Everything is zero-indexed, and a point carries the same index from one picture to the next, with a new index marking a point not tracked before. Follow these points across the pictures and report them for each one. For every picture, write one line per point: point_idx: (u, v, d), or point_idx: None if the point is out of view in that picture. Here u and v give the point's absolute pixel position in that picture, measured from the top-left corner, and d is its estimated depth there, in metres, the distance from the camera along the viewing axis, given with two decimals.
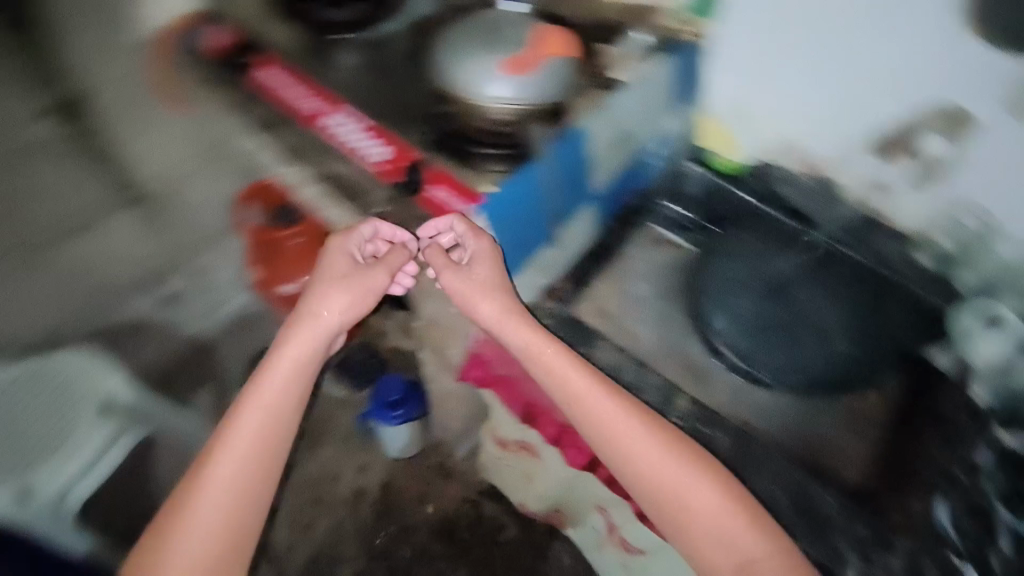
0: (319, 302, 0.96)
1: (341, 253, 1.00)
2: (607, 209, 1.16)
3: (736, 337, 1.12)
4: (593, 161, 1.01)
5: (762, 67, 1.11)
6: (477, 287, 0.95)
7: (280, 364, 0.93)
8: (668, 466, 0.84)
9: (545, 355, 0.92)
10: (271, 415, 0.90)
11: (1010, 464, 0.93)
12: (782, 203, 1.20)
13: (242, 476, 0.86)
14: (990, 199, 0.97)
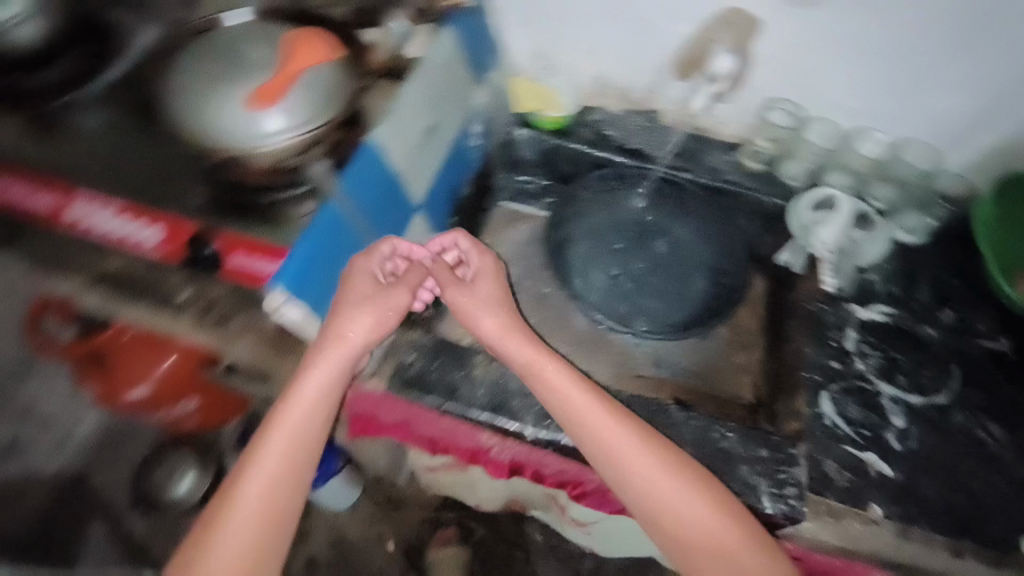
0: (343, 321, 0.79)
1: (365, 273, 0.82)
2: (437, 217, 1.05)
3: (625, 290, 1.10)
4: (406, 172, 0.89)
5: (549, 18, 1.09)
6: (479, 302, 0.89)
7: (313, 377, 0.78)
8: (634, 464, 0.77)
9: (546, 369, 0.83)
10: (297, 438, 0.76)
11: (871, 338, 0.97)
12: (616, 145, 1.19)
13: (264, 503, 0.73)
14: (786, 89, 1.04)
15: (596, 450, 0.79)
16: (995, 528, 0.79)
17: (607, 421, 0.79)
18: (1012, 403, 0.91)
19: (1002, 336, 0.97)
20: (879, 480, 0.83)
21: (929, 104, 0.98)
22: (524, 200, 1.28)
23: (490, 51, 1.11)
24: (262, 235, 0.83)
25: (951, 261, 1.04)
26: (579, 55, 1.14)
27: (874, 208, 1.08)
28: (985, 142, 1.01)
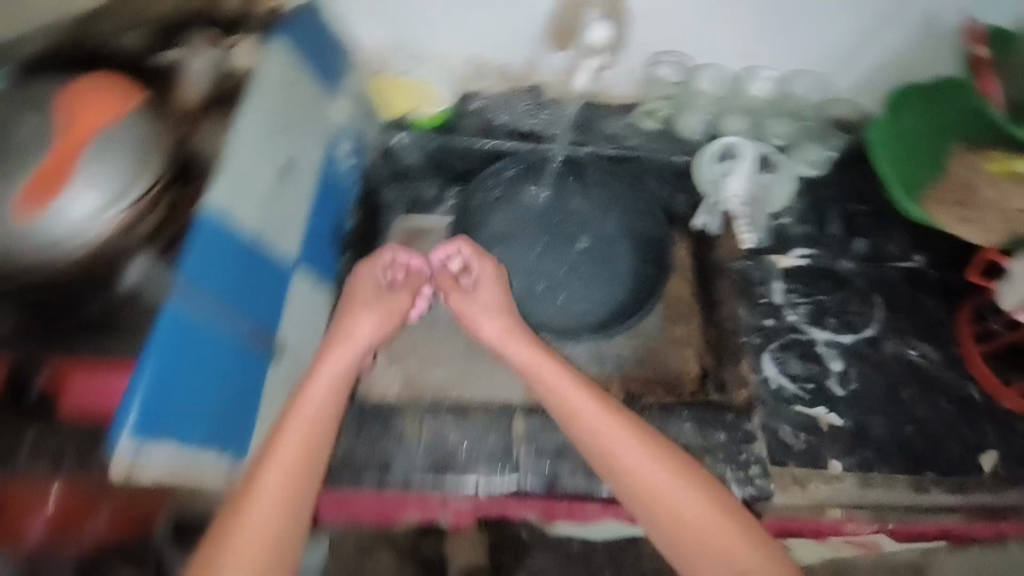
0: (351, 321, 0.81)
1: (366, 280, 0.86)
2: (322, 262, 0.91)
3: (548, 285, 1.04)
4: (267, 230, 0.74)
5: (399, 3, 0.94)
6: (481, 308, 0.85)
7: (324, 371, 0.75)
8: (622, 451, 0.72)
9: (544, 368, 0.79)
10: (319, 417, 0.71)
11: (796, 286, 0.96)
12: (505, 132, 1.08)
13: (289, 477, 0.67)
14: (669, 41, 0.98)
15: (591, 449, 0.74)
16: (948, 451, 0.81)
17: (595, 417, 0.74)
18: (936, 320, 0.93)
19: (913, 253, 0.99)
20: (833, 433, 0.83)
21: (811, 32, 0.96)
22: (420, 211, 1.12)
23: (336, 55, 0.92)
24: (90, 345, 0.65)
25: (854, 187, 1.04)
26: (444, 39, 1.00)
27: (774, 147, 1.05)
28: (868, 61, 1.00)
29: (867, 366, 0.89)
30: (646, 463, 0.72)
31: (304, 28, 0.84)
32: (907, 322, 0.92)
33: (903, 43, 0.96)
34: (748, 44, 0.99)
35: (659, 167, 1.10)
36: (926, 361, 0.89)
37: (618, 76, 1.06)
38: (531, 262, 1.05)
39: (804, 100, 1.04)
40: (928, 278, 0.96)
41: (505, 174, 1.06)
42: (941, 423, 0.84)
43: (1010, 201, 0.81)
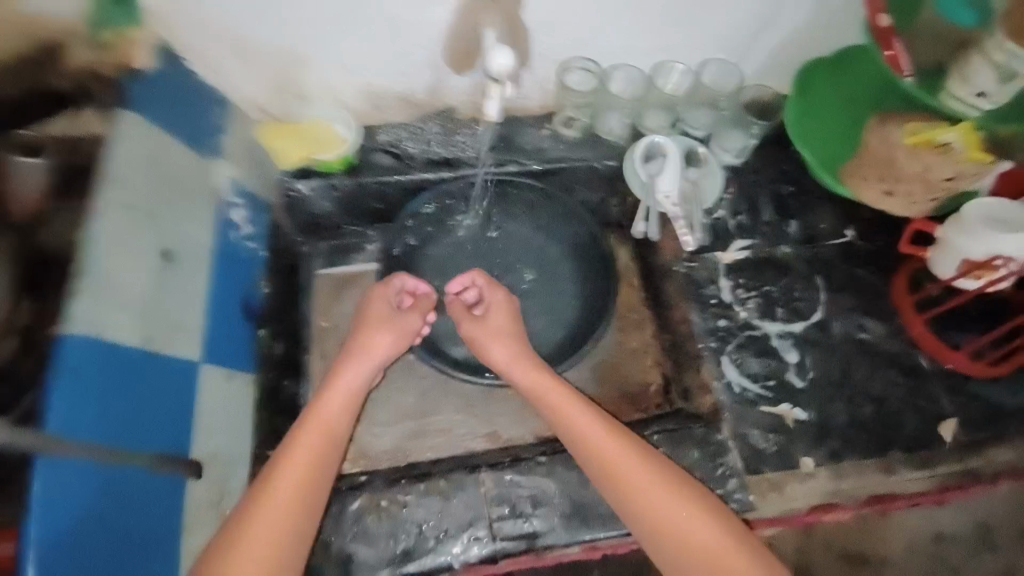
0: (365, 339, 0.80)
1: (378, 301, 0.84)
2: (239, 344, 0.81)
3: None
4: (150, 337, 0.65)
5: (271, 44, 0.85)
6: (494, 333, 0.83)
7: (307, 432, 0.69)
8: (621, 463, 0.69)
9: (549, 394, 0.76)
10: (326, 439, 0.70)
11: (742, 280, 0.94)
12: (419, 162, 1.00)
13: (292, 504, 0.64)
14: (575, 46, 0.93)
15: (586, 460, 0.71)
16: (909, 427, 0.83)
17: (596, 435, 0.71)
18: (876, 293, 0.94)
19: (845, 228, 0.99)
20: (800, 428, 0.82)
21: (714, 22, 0.94)
22: (347, 259, 1.05)
23: (206, 117, 0.82)
24: None
25: (778, 169, 1.04)
26: (333, 73, 0.91)
27: (696, 137, 1.06)
28: (776, 41, 0.98)
29: (820, 352, 0.89)
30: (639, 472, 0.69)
31: (154, 87, 0.76)
32: (850, 300, 0.93)
33: (806, 21, 0.95)
34: (656, 40, 0.95)
35: (588, 175, 1.05)
36: (873, 336, 0.90)
37: (529, 86, 1.00)
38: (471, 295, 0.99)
39: (717, 88, 1.02)
40: (863, 250, 0.97)
41: (431, 208, 1.01)
42: (896, 397, 0.85)
43: (933, 171, 0.83)
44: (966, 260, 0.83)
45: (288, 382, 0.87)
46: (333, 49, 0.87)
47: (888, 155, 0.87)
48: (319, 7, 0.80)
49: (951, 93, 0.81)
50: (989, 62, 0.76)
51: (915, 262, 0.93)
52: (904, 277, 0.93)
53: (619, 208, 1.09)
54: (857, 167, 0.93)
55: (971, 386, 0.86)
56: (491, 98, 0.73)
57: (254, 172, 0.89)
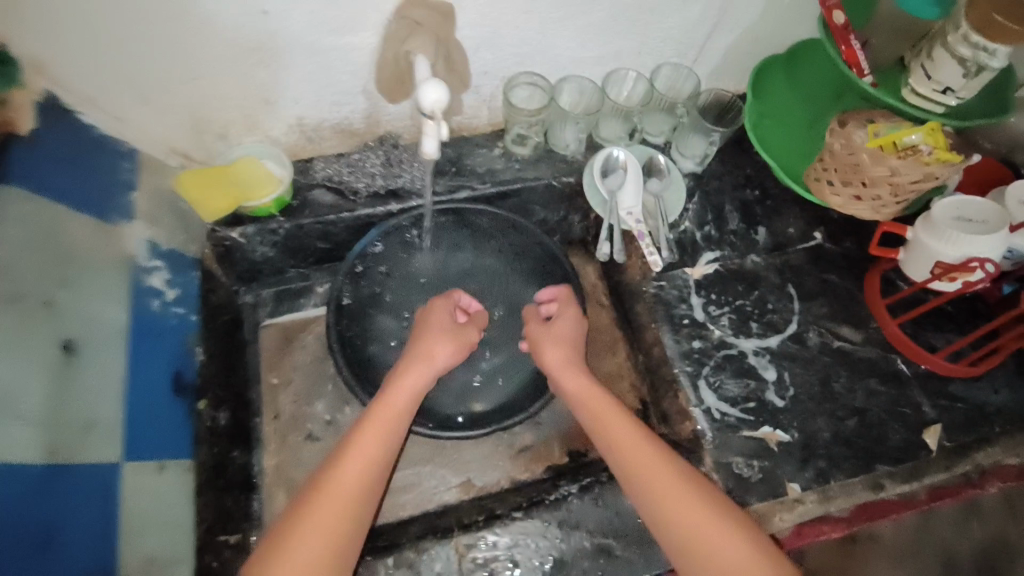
0: (428, 344, 0.80)
1: (441, 311, 0.84)
2: (172, 426, 0.74)
3: None
4: (51, 448, 0.59)
5: (182, 84, 0.76)
6: (556, 339, 0.82)
7: (352, 459, 0.69)
8: (648, 463, 0.69)
9: (599, 398, 0.76)
10: (372, 462, 0.69)
11: (713, 296, 0.91)
12: (362, 197, 0.92)
13: (347, 510, 0.66)
14: (518, 63, 0.87)
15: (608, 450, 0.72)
16: (891, 438, 0.80)
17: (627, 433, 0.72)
18: (848, 297, 0.91)
19: (813, 231, 0.96)
20: (784, 451, 0.79)
21: (665, 27, 0.88)
22: (293, 305, 0.98)
23: (104, 177, 0.74)
24: None
25: (741, 173, 1.01)
26: (255, 108, 0.82)
27: (655, 146, 1.03)
28: (728, 41, 0.94)
29: (797, 367, 0.86)
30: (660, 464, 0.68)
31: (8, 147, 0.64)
32: (825, 308, 0.90)
33: (760, 18, 0.90)
34: (602, 50, 0.89)
35: (546, 194, 1.00)
36: (850, 344, 0.88)
37: (475, 106, 0.93)
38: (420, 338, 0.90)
39: (669, 95, 0.99)
40: (832, 254, 0.95)
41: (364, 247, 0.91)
42: (878, 409, 0.82)
43: (901, 175, 0.76)
44: (940, 261, 0.80)
45: (235, 452, 0.81)
46: (252, 85, 0.78)
47: (853, 158, 0.79)
48: (231, 41, 0.72)
49: (912, 89, 0.79)
50: (953, 57, 0.73)
51: (886, 262, 0.91)
52: (875, 278, 0.90)
53: (580, 223, 1.06)
54: (822, 170, 0.85)
55: (951, 388, 0.84)
56: (432, 131, 0.66)
57: (174, 227, 0.81)
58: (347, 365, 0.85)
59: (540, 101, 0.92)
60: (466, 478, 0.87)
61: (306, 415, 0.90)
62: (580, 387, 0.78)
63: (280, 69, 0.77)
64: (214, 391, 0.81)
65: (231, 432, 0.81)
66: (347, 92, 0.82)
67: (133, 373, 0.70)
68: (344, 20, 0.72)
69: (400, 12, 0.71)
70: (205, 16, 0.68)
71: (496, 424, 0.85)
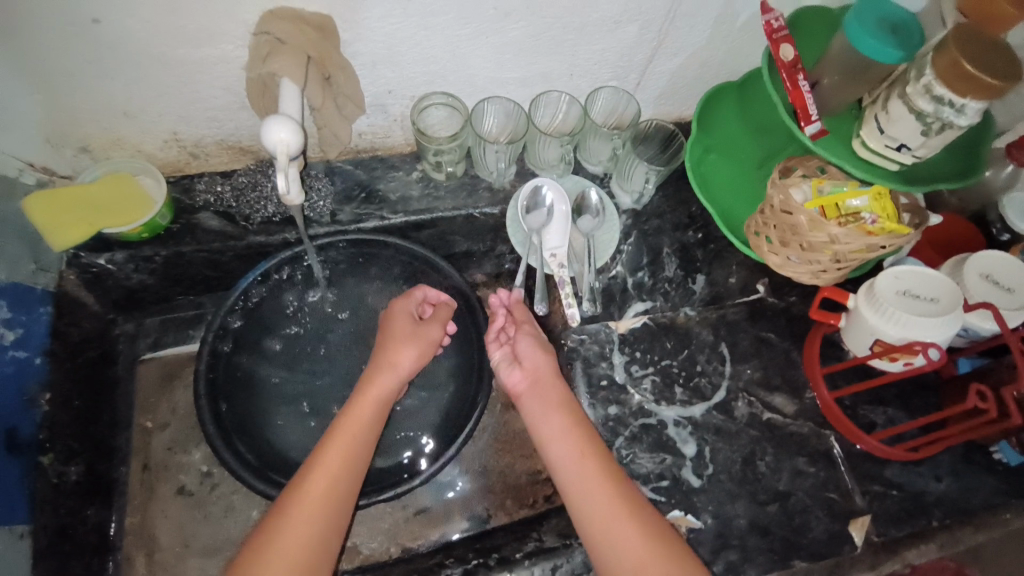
0: (395, 349, 0.74)
1: (402, 314, 0.77)
2: (7, 486, 0.66)
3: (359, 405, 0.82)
4: None
5: (14, 95, 0.64)
6: (530, 350, 0.77)
7: (322, 470, 0.64)
8: (607, 488, 0.65)
9: (572, 411, 0.71)
10: (342, 473, 0.65)
11: (637, 354, 0.82)
12: (255, 223, 0.80)
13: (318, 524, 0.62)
14: (425, 82, 0.76)
15: (573, 487, 0.66)
16: (814, 529, 0.74)
17: (589, 454, 0.67)
18: (787, 362, 0.83)
19: (755, 282, 0.87)
20: (695, 540, 0.72)
21: (596, 48, 0.77)
22: (178, 336, 0.88)
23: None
24: None
25: (684, 212, 0.91)
26: (116, 122, 0.71)
27: (592, 175, 0.92)
28: (672, 65, 0.83)
29: (723, 439, 0.78)
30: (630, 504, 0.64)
31: None
32: (760, 372, 0.82)
33: (707, 43, 0.80)
34: (524, 71, 0.78)
35: (468, 224, 0.90)
36: (783, 417, 0.80)
37: (387, 123, 0.82)
38: (311, 386, 0.81)
39: (607, 125, 0.89)
40: (775, 310, 0.86)
41: (247, 282, 0.79)
42: (800, 493, 0.76)
43: (840, 243, 0.68)
44: (879, 339, 0.73)
45: (89, 510, 0.75)
46: (104, 97, 0.67)
47: (791, 218, 0.70)
48: (59, 49, 0.60)
49: (864, 142, 0.71)
50: (911, 110, 0.64)
51: (830, 325, 0.82)
52: (817, 341, 0.81)
53: (510, 256, 0.98)
54: (762, 223, 0.75)
55: (887, 472, 0.77)
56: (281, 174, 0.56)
57: (17, 258, 0.70)
58: (215, 421, 0.73)
59: (457, 122, 0.82)
60: (351, 544, 0.81)
61: (180, 463, 0.82)
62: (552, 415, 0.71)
63: (133, 80, 0.65)
64: (63, 442, 0.72)
65: (82, 490, 0.74)
66: (222, 107, 0.71)
67: None
68: (197, 28, 0.60)
69: (260, 27, 0.60)
70: (23, 16, 0.56)
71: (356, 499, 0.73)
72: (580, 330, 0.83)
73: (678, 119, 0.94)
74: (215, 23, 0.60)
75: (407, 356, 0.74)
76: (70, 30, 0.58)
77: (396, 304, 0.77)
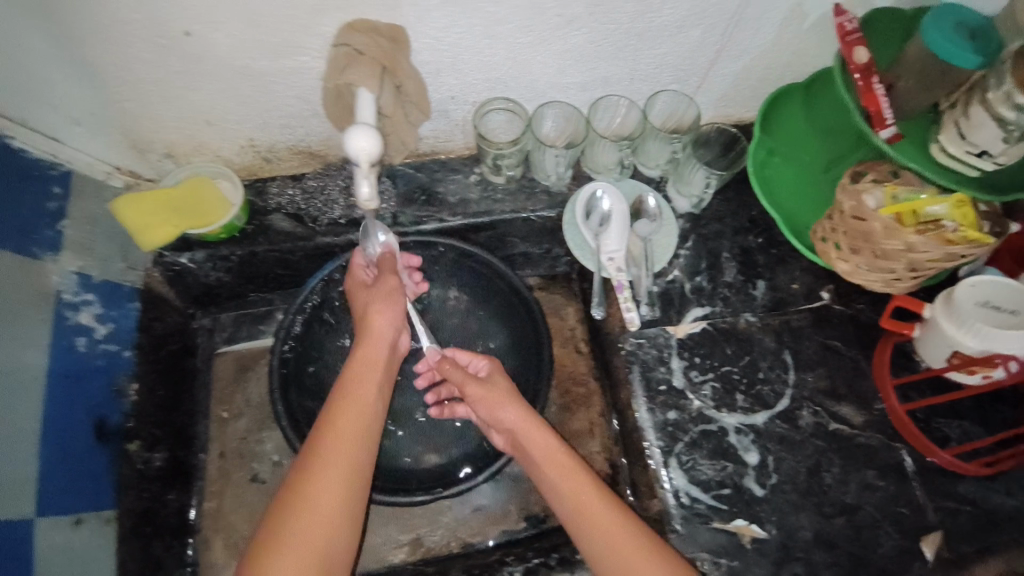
0: (374, 305, 0.73)
1: (360, 290, 0.76)
2: (95, 474, 0.69)
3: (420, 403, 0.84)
4: None
5: (107, 103, 0.69)
6: (491, 401, 0.72)
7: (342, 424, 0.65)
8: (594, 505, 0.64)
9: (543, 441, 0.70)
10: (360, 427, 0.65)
11: (696, 360, 0.81)
12: (322, 224, 0.83)
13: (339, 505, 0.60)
14: (489, 88, 0.77)
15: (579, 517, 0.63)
16: (884, 544, 0.72)
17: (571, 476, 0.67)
18: (854, 370, 0.81)
19: (820, 289, 0.85)
20: (758, 551, 0.71)
21: (658, 52, 0.76)
22: (250, 331, 0.93)
23: (29, 209, 0.67)
24: None
25: (745, 215, 0.90)
26: (199, 130, 0.75)
27: (648, 179, 0.92)
28: (736, 68, 0.82)
29: (786, 449, 0.76)
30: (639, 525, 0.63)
31: None
32: (826, 381, 0.80)
33: (773, 45, 0.78)
34: (585, 76, 0.78)
35: (526, 226, 0.91)
36: (849, 427, 0.77)
37: (450, 128, 0.84)
38: None
39: (667, 128, 0.87)
40: (842, 317, 0.84)
41: (315, 281, 0.82)
42: (869, 506, 0.74)
43: (917, 251, 0.65)
44: (958, 350, 0.71)
45: (170, 495, 0.78)
46: (190, 107, 0.71)
47: (864, 225, 0.68)
48: (152, 63, 0.64)
49: (943, 147, 0.69)
50: (993, 117, 0.61)
51: (901, 334, 0.80)
52: (887, 351, 0.79)
53: (565, 259, 0.99)
54: (831, 229, 0.73)
55: (962, 488, 0.75)
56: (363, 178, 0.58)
57: (108, 256, 0.75)
58: (287, 414, 0.76)
59: (517, 126, 0.82)
60: (413, 537, 0.82)
61: (253, 453, 0.86)
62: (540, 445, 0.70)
63: (216, 91, 0.69)
64: (147, 432, 0.76)
65: (164, 475, 0.78)
66: (295, 115, 0.74)
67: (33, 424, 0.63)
68: (279, 40, 0.63)
69: (339, 39, 0.62)
70: (124, 32, 0.60)
71: (419, 496, 0.74)
72: (640, 334, 0.83)
73: (739, 121, 0.92)
74: (296, 35, 0.62)
75: (394, 316, 0.74)
76: (164, 44, 0.62)
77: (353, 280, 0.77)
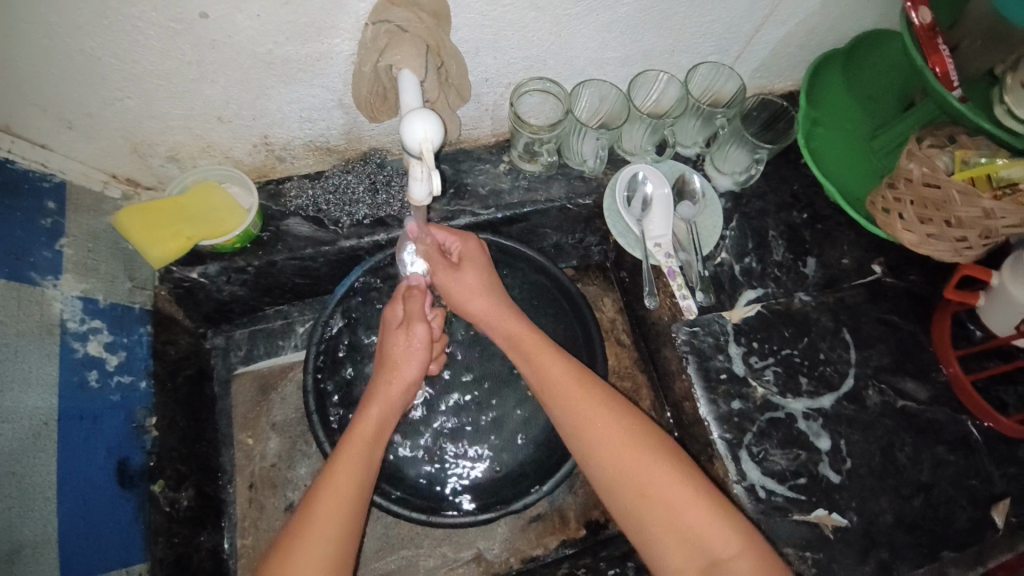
0: (403, 338, 0.68)
1: (394, 333, 0.69)
2: (121, 524, 0.61)
3: (464, 411, 0.78)
4: None
5: (103, 102, 0.60)
6: (467, 299, 0.69)
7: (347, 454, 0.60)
8: (645, 477, 0.57)
9: (581, 403, 0.61)
10: (363, 457, 0.60)
11: (755, 345, 0.77)
12: (345, 226, 0.76)
13: (337, 526, 0.55)
14: (525, 68, 0.71)
15: (619, 482, 0.57)
16: (959, 518, 0.70)
17: (619, 438, 0.59)
18: (913, 344, 0.78)
19: (871, 262, 0.82)
20: (841, 539, 0.68)
21: (705, 20, 0.71)
22: (270, 347, 0.86)
23: (21, 229, 0.58)
24: None
25: (787, 191, 0.86)
26: (208, 128, 0.67)
27: (686, 158, 0.87)
28: (779, 34, 0.77)
29: (855, 432, 0.73)
30: (696, 503, 0.55)
31: None
32: (887, 357, 0.77)
33: (820, 7, 0.74)
34: (626, 51, 0.73)
35: (560, 216, 0.86)
36: (916, 403, 0.75)
37: (480, 113, 0.77)
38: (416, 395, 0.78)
39: (704, 102, 0.82)
40: (896, 290, 0.81)
41: (343, 288, 0.76)
42: (944, 482, 0.71)
43: (995, 218, 0.62)
44: None
45: (202, 536, 0.71)
46: (198, 103, 0.63)
47: (938, 193, 0.64)
48: (157, 52, 0.56)
49: (1009, 109, 0.64)
50: None
51: (958, 303, 0.77)
52: (947, 323, 0.77)
53: (599, 247, 0.95)
54: (895, 199, 0.69)
55: None
56: (421, 175, 0.53)
57: (113, 275, 0.67)
58: (329, 439, 0.71)
59: (552, 108, 0.77)
60: (473, 553, 0.79)
61: (287, 479, 0.80)
62: (560, 394, 0.63)
63: (228, 82, 0.61)
64: (171, 471, 0.68)
65: (193, 515, 0.70)
66: (318, 105, 0.66)
67: (50, 477, 0.55)
68: (306, 21, 0.55)
69: (377, 17, 0.56)
70: (125, 16, 0.52)
71: (483, 516, 0.70)
72: (695, 323, 0.78)
73: (772, 93, 0.89)
74: (326, 14, 0.55)
75: (424, 351, 0.68)
76: (172, 30, 0.54)
77: (388, 313, 0.70)
